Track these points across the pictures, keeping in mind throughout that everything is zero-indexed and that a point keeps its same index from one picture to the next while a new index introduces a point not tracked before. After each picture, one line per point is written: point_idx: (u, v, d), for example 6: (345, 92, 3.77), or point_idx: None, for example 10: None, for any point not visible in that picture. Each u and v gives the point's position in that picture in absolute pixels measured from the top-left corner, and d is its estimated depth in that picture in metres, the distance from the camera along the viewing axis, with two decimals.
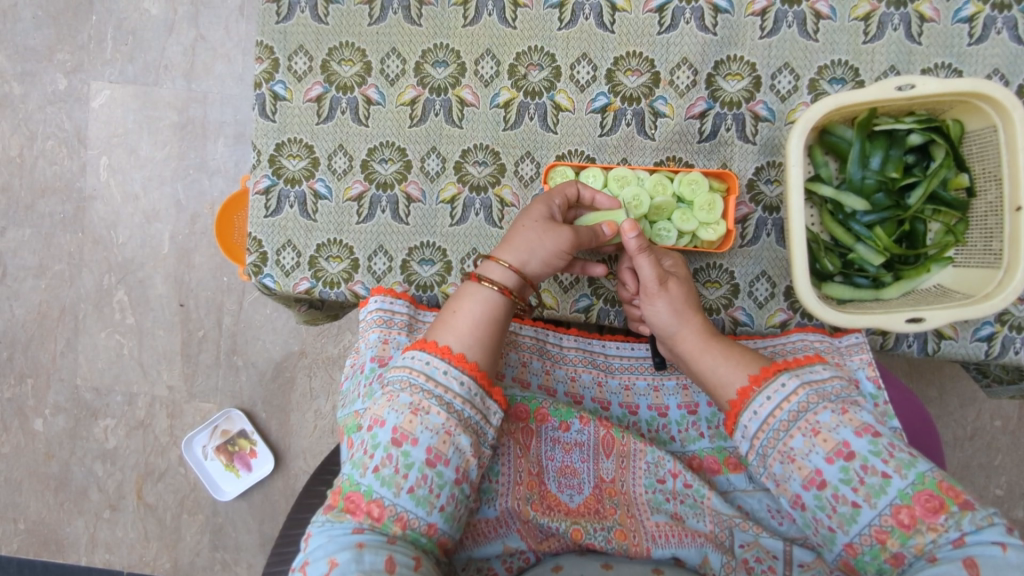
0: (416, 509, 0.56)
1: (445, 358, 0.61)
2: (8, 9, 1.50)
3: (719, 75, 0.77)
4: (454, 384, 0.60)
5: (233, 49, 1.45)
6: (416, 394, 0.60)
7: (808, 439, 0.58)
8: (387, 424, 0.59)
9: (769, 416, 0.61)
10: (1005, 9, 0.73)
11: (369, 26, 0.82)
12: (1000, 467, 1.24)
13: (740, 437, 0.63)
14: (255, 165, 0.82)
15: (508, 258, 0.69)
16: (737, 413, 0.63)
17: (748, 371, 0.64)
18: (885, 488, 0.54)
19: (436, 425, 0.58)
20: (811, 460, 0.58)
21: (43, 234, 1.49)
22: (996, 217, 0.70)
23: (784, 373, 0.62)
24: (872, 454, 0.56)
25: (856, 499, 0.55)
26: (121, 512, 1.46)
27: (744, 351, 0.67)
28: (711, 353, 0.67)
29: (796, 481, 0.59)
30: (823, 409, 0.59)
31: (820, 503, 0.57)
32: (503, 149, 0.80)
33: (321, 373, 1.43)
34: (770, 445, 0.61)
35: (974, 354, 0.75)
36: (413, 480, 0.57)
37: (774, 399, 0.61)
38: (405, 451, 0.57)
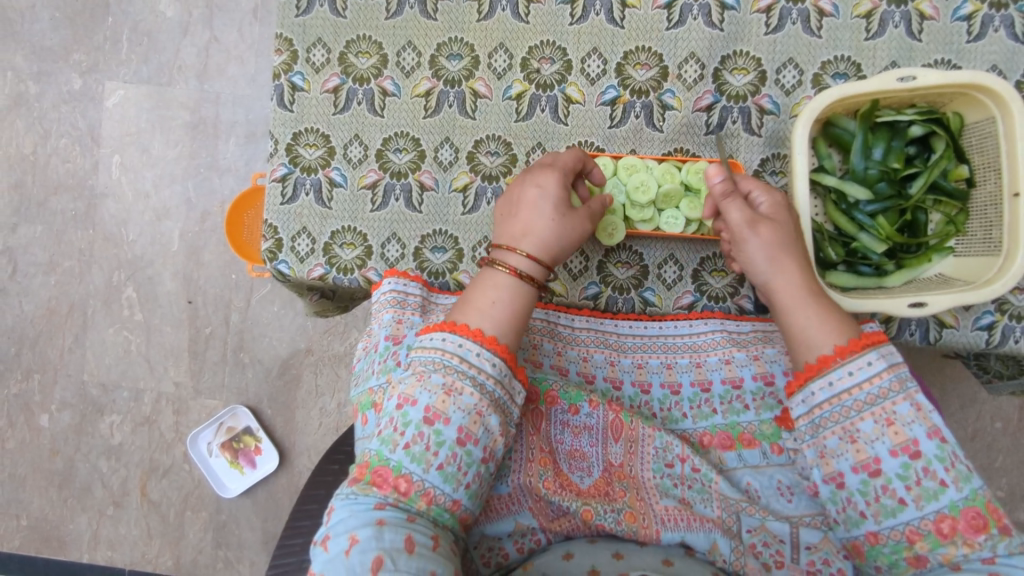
0: (444, 485, 0.58)
1: (479, 341, 0.62)
2: (26, 10, 1.53)
3: (725, 70, 0.80)
4: (487, 366, 0.62)
5: (246, 51, 1.48)
6: (449, 375, 0.60)
7: (878, 426, 0.58)
8: (419, 403, 0.60)
9: (844, 391, 0.60)
10: (1002, 7, 0.76)
11: (385, 19, 0.84)
12: (1001, 469, 1.25)
13: (800, 402, 0.63)
14: (273, 154, 0.84)
15: (531, 248, 0.69)
16: (808, 377, 0.63)
17: (837, 340, 0.63)
18: (938, 494, 0.55)
19: (469, 405, 0.60)
20: (874, 447, 0.58)
21: (54, 231, 1.51)
22: (996, 206, 0.72)
23: (872, 351, 0.61)
24: (936, 458, 0.56)
25: (905, 496, 0.56)
26: (124, 508, 1.46)
27: (842, 317, 0.65)
28: (804, 311, 0.65)
29: (846, 460, 0.59)
30: (902, 401, 0.59)
31: (864, 488, 0.58)
32: (514, 140, 0.82)
33: (327, 371, 1.44)
34: (833, 419, 0.61)
35: (974, 342, 0.77)
36: (443, 458, 0.58)
37: (856, 376, 0.60)
38: (437, 429, 0.58)
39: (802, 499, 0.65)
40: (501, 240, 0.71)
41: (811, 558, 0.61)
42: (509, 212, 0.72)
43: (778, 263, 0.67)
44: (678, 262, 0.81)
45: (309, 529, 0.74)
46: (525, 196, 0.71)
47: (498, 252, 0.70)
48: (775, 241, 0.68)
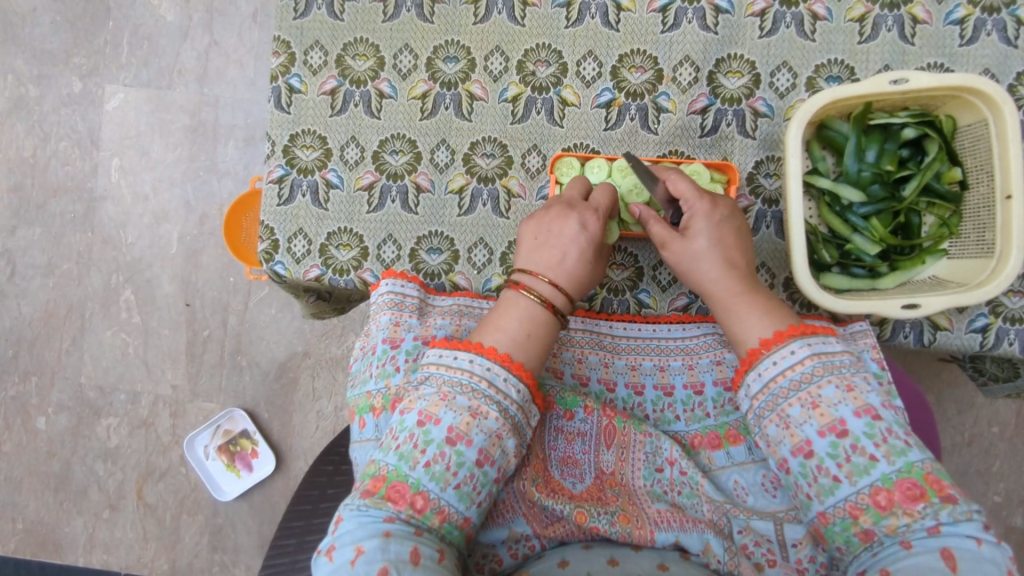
0: (458, 503, 0.58)
1: (506, 365, 0.62)
2: (27, 14, 1.54)
3: (720, 73, 0.80)
4: (512, 391, 0.62)
5: (246, 55, 1.49)
6: (476, 399, 0.60)
7: (806, 410, 0.59)
8: (442, 423, 0.59)
9: (772, 380, 0.61)
10: (995, 12, 0.77)
11: (383, 22, 0.85)
12: (998, 474, 1.25)
13: (742, 395, 0.64)
14: (270, 156, 0.85)
15: (564, 283, 0.69)
16: (744, 372, 0.64)
17: (762, 334, 0.63)
18: (869, 469, 0.56)
19: (491, 428, 0.60)
20: (804, 430, 0.58)
21: (52, 233, 1.51)
22: (988, 209, 0.72)
23: (796, 341, 0.61)
24: (865, 436, 0.56)
25: (839, 473, 0.56)
26: (120, 512, 1.45)
27: (773, 307, 0.66)
28: (732, 311, 0.66)
29: (786, 446, 0.60)
30: (827, 384, 0.59)
31: (803, 471, 0.58)
32: (510, 142, 0.83)
33: (324, 374, 1.44)
34: (768, 407, 0.61)
35: (969, 344, 0.77)
36: (461, 477, 0.58)
37: (781, 364, 0.61)
38: (459, 450, 0.58)
39: (784, 494, 0.65)
40: (532, 268, 0.70)
41: (799, 557, 0.61)
42: (544, 240, 0.71)
43: (700, 273, 0.69)
44: None
45: (301, 529, 0.74)
46: (568, 230, 0.70)
47: (533, 280, 0.69)
48: (690, 254, 0.69)
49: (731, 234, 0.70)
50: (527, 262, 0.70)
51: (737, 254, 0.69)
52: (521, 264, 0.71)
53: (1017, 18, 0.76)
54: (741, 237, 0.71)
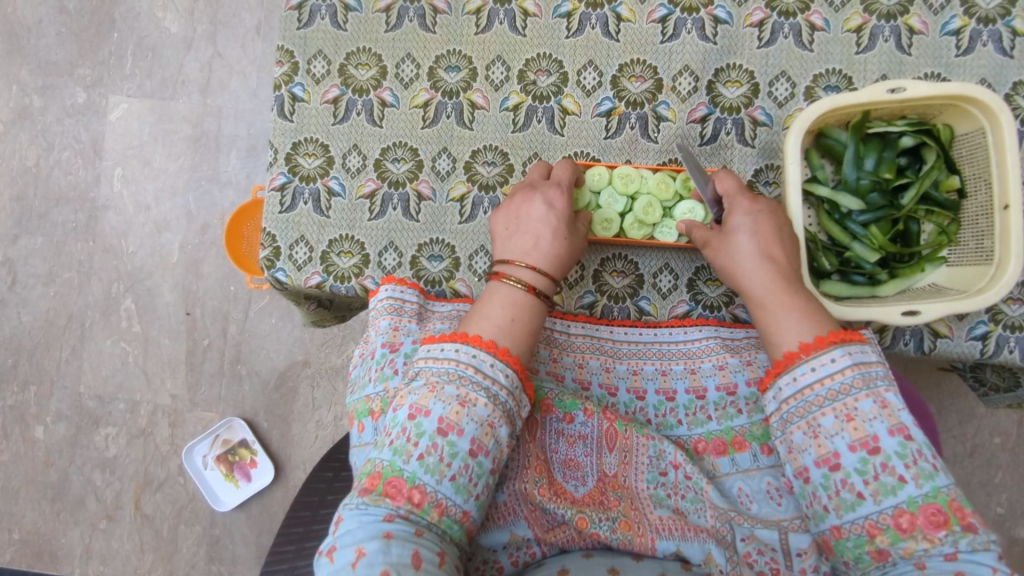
0: (455, 496, 0.57)
1: (491, 352, 0.63)
2: (33, 25, 1.55)
3: (719, 82, 0.81)
4: (501, 377, 0.62)
5: (249, 67, 1.50)
6: (464, 386, 0.61)
7: (839, 421, 0.58)
8: (433, 414, 0.59)
9: (808, 387, 0.61)
10: (990, 23, 0.77)
11: (385, 32, 0.86)
12: (1001, 485, 1.24)
13: (770, 398, 0.64)
14: (272, 163, 0.85)
15: (543, 265, 0.70)
16: (776, 374, 0.63)
17: (802, 338, 0.63)
18: (896, 490, 0.55)
19: (482, 416, 0.60)
20: (834, 442, 0.58)
21: (54, 242, 1.52)
22: (987, 217, 0.72)
23: (836, 348, 0.61)
24: (897, 455, 0.56)
25: (864, 490, 0.56)
26: (117, 522, 1.44)
27: (816, 310, 0.65)
28: (770, 309, 0.66)
29: (810, 455, 0.59)
30: (864, 397, 0.58)
31: (825, 482, 0.58)
32: (511, 151, 0.84)
33: (324, 383, 1.44)
34: (797, 414, 0.61)
35: (969, 352, 0.77)
36: (456, 469, 0.58)
37: (819, 371, 0.60)
38: (451, 440, 0.58)
39: (790, 502, 0.64)
40: (510, 256, 0.71)
41: (803, 566, 0.61)
42: (514, 229, 0.73)
43: (740, 268, 0.69)
44: (673, 272, 0.82)
45: (300, 535, 0.73)
46: (533, 212, 0.72)
47: (512, 267, 0.70)
48: (732, 251, 0.70)
49: (772, 232, 0.70)
50: (504, 251, 0.71)
51: (779, 251, 0.69)
52: (500, 254, 0.72)
53: (1013, 29, 0.77)
54: (785, 236, 0.70)
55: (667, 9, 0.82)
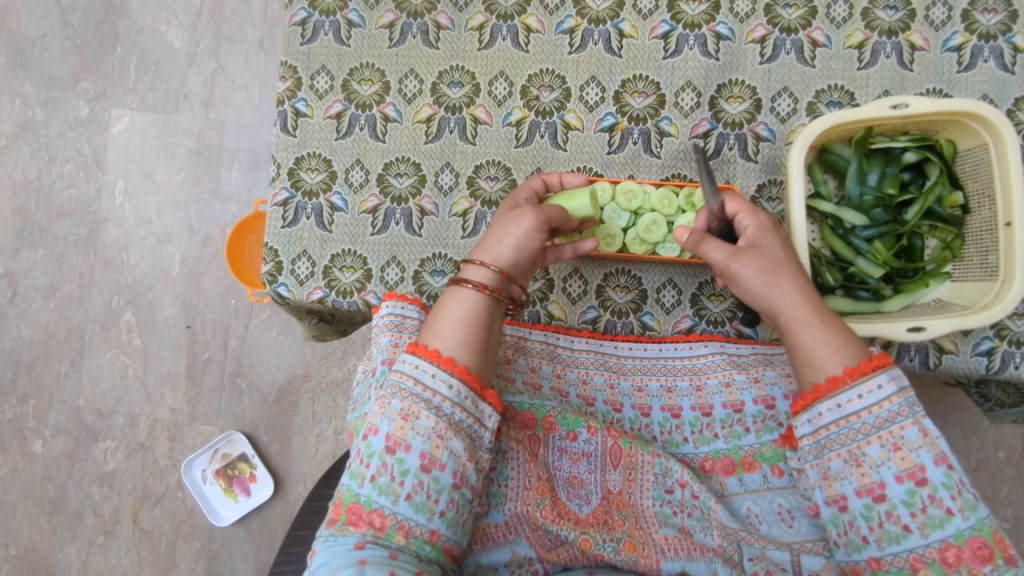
0: (416, 515, 0.58)
1: (434, 362, 0.62)
2: (37, 39, 1.56)
3: (721, 97, 0.81)
4: (443, 387, 0.61)
5: (251, 80, 1.51)
6: (406, 399, 0.61)
7: (886, 450, 0.58)
8: (380, 432, 0.60)
9: (853, 414, 0.59)
10: (992, 39, 0.78)
11: (389, 48, 0.86)
12: (1005, 500, 1.23)
13: (804, 421, 0.62)
14: (275, 178, 0.85)
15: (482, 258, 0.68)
16: (817, 398, 0.61)
17: (847, 361, 0.61)
18: (944, 523, 0.55)
19: (427, 429, 0.60)
20: (879, 472, 0.58)
21: (55, 255, 1.52)
22: (991, 233, 0.72)
23: (882, 373, 0.59)
24: (943, 486, 0.56)
25: (910, 523, 0.56)
26: (115, 537, 1.43)
27: (847, 333, 0.63)
28: (811, 330, 0.63)
29: (851, 484, 0.59)
30: (911, 425, 0.58)
31: (868, 513, 0.58)
32: (514, 166, 0.84)
33: (325, 398, 1.43)
34: (839, 441, 0.60)
35: (975, 368, 0.76)
36: (410, 487, 0.58)
37: (867, 399, 0.59)
38: (399, 458, 0.59)
39: (802, 524, 0.63)
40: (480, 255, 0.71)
41: None
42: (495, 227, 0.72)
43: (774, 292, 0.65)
44: (676, 287, 0.82)
45: None
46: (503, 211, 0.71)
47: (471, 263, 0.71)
48: (771, 266, 0.65)
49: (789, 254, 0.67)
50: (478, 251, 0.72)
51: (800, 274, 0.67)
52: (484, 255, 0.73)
53: (1014, 46, 0.78)
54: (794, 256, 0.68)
55: (670, 25, 0.82)
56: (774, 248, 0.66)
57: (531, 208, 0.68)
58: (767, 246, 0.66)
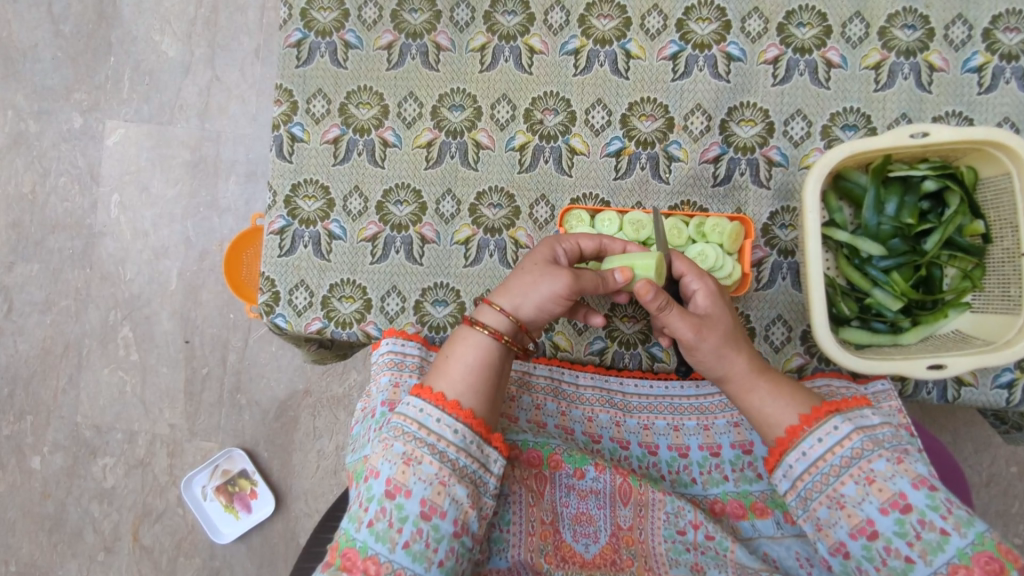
0: (414, 565, 0.55)
1: (439, 406, 0.59)
2: (28, 49, 1.53)
3: (732, 121, 0.79)
4: (448, 432, 0.58)
5: (247, 91, 1.48)
6: (409, 443, 0.58)
7: (861, 486, 0.56)
8: (381, 476, 0.58)
9: (819, 459, 0.58)
10: (1014, 59, 0.75)
11: (387, 71, 0.83)
12: (1017, 516, 1.18)
13: (781, 477, 0.61)
14: (271, 206, 0.83)
15: (503, 303, 0.64)
16: (782, 452, 0.60)
17: (799, 410, 0.61)
18: (942, 545, 0.52)
19: (429, 475, 0.57)
20: (864, 509, 0.55)
21: (51, 270, 1.49)
22: (1014, 264, 0.70)
23: (836, 415, 0.59)
24: (929, 508, 0.53)
25: (911, 554, 0.53)
26: (116, 554, 1.41)
27: (794, 386, 0.64)
28: (757, 392, 0.63)
29: (842, 528, 0.56)
30: (878, 457, 0.56)
31: (868, 554, 0.55)
32: (517, 192, 0.81)
33: (326, 413, 1.41)
34: (816, 489, 0.58)
35: (994, 401, 0.74)
36: (408, 535, 0.55)
37: (826, 441, 0.58)
38: (398, 504, 0.56)
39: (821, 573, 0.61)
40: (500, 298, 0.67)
41: None
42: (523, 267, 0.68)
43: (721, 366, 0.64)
44: None
45: None
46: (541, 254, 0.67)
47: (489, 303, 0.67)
48: (725, 339, 0.63)
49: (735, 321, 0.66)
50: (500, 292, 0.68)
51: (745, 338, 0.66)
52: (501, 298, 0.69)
53: None
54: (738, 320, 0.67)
55: (678, 45, 0.79)
56: (723, 317, 0.65)
57: (568, 271, 0.64)
58: (718, 317, 0.65)
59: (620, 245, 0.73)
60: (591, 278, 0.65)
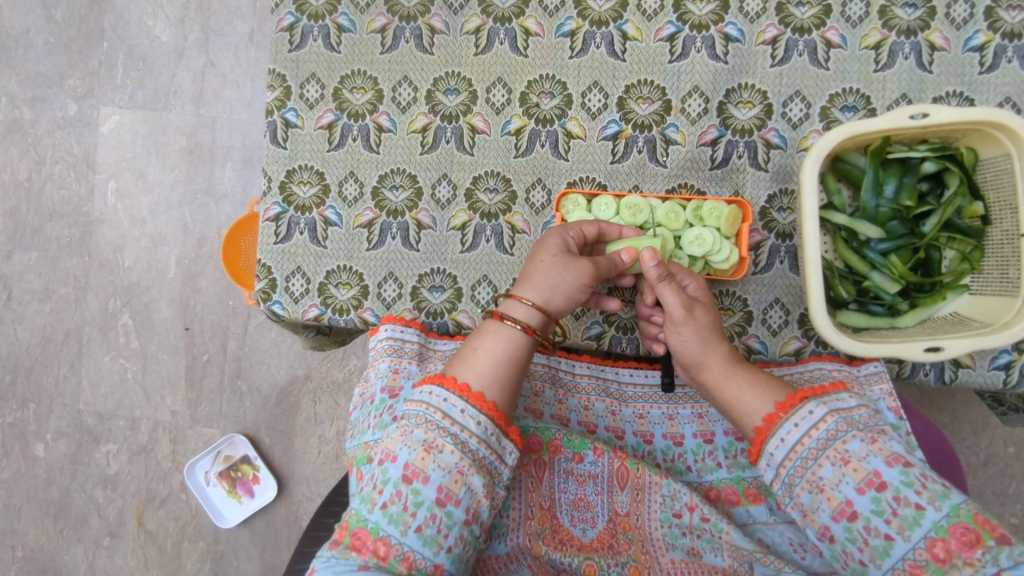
0: (423, 549, 0.55)
1: (464, 397, 0.60)
2: (20, 35, 1.51)
3: (730, 103, 0.78)
4: (471, 423, 0.59)
5: (242, 76, 1.46)
6: (431, 431, 0.58)
7: (837, 468, 0.56)
8: (399, 460, 0.57)
9: (797, 444, 0.59)
10: (1016, 37, 0.74)
11: (381, 54, 0.82)
12: (1015, 496, 1.19)
13: (764, 466, 0.61)
14: (266, 192, 0.82)
15: (532, 297, 0.66)
16: (763, 441, 0.61)
17: (774, 398, 0.62)
18: (918, 520, 0.52)
19: (450, 464, 0.57)
20: (841, 490, 0.56)
21: (49, 258, 1.49)
22: (1013, 246, 0.69)
23: (811, 401, 0.60)
24: (904, 484, 0.53)
25: (889, 531, 0.53)
26: (121, 539, 1.43)
27: (769, 378, 0.65)
28: (737, 380, 0.65)
29: (825, 512, 0.56)
30: (852, 438, 0.57)
31: (850, 536, 0.55)
32: (514, 177, 0.80)
33: (326, 399, 1.41)
34: (797, 474, 0.58)
35: (992, 382, 0.74)
36: (421, 520, 0.55)
37: (802, 427, 0.59)
38: (415, 488, 0.56)
39: (814, 557, 0.61)
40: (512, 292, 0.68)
41: None
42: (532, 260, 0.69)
43: (701, 354, 0.67)
44: None
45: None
46: (552, 245, 0.69)
47: (503, 300, 0.68)
48: (706, 327, 0.67)
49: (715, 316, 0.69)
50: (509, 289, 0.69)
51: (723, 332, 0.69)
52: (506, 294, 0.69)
53: None
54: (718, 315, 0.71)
55: (676, 26, 0.78)
56: (706, 310, 0.68)
57: (589, 260, 0.67)
58: (704, 308, 0.68)
59: (616, 228, 0.74)
60: (606, 265, 0.69)
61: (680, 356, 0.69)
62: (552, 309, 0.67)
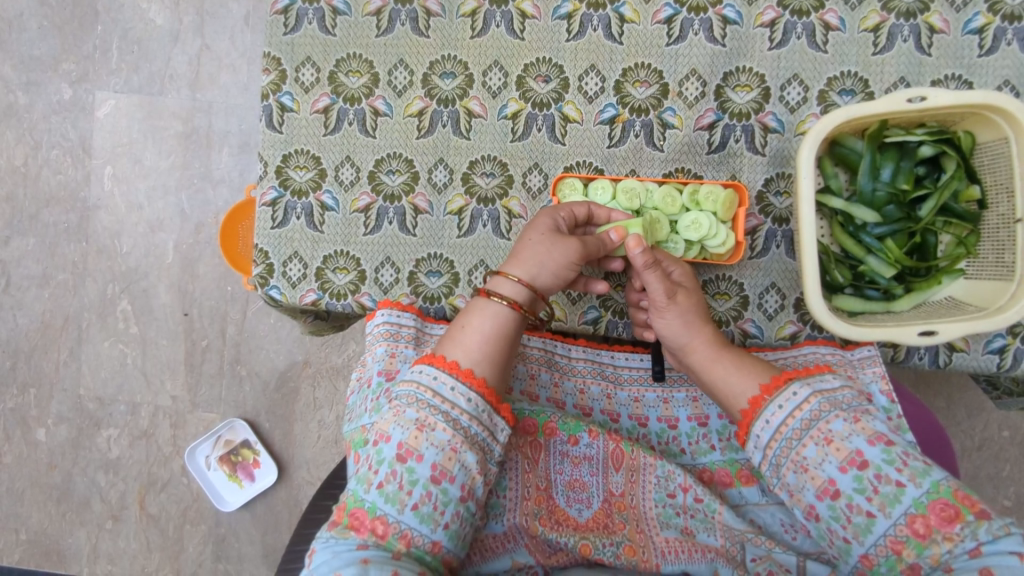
0: (421, 526, 0.55)
1: (454, 374, 0.60)
2: (13, 19, 1.50)
3: (728, 87, 0.77)
4: (461, 400, 0.59)
5: (237, 60, 1.45)
6: (422, 410, 0.59)
7: (821, 448, 0.57)
8: (392, 440, 0.58)
9: (781, 425, 0.59)
10: (1015, 20, 0.73)
11: (377, 37, 0.82)
12: (1008, 479, 1.20)
13: (753, 448, 0.61)
14: (262, 177, 0.82)
15: (519, 273, 0.67)
16: (749, 423, 0.61)
17: (759, 381, 0.62)
18: (899, 497, 0.53)
19: (442, 441, 0.57)
20: (825, 469, 0.56)
21: (47, 243, 1.49)
22: (1008, 230, 0.69)
23: (795, 382, 0.60)
24: (885, 462, 0.54)
25: (871, 508, 0.54)
26: (123, 522, 1.44)
27: (755, 360, 0.65)
28: (722, 363, 0.65)
29: (810, 491, 0.57)
30: (835, 418, 0.58)
31: (834, 514, 0.55)
32: (511, 161, 0.80)
33: (325, 383, 1.42)
34: (783, 455, 0.59)
35: (985, 366, 0.74)
36: (417, 498, 0.56)
37: (786, 408, 0.60)
38: (410, 467, 0.56)
39: (804, 539, 0.62)
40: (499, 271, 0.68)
41: None
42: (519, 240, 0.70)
43: (687, 338, 0.67)
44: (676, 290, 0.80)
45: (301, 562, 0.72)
46: (541, 225, 0.69)
47: (491, 278, 0.68)
48: (689, 310, 0.68)
49: (703, 302, 0.70)
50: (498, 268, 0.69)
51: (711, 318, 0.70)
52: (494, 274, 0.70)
53: None
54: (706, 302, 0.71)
55: (673, 8, 0.78)
56: (692, 296, 0.69)
57: (576, 238, 0.68)
58: (689, 294, 0.69)
59: (607, 212, 0.74)
60: (593, 246, 0.69)
61: (667, 342, 0.70)
62: (540, 287, 0.67)
